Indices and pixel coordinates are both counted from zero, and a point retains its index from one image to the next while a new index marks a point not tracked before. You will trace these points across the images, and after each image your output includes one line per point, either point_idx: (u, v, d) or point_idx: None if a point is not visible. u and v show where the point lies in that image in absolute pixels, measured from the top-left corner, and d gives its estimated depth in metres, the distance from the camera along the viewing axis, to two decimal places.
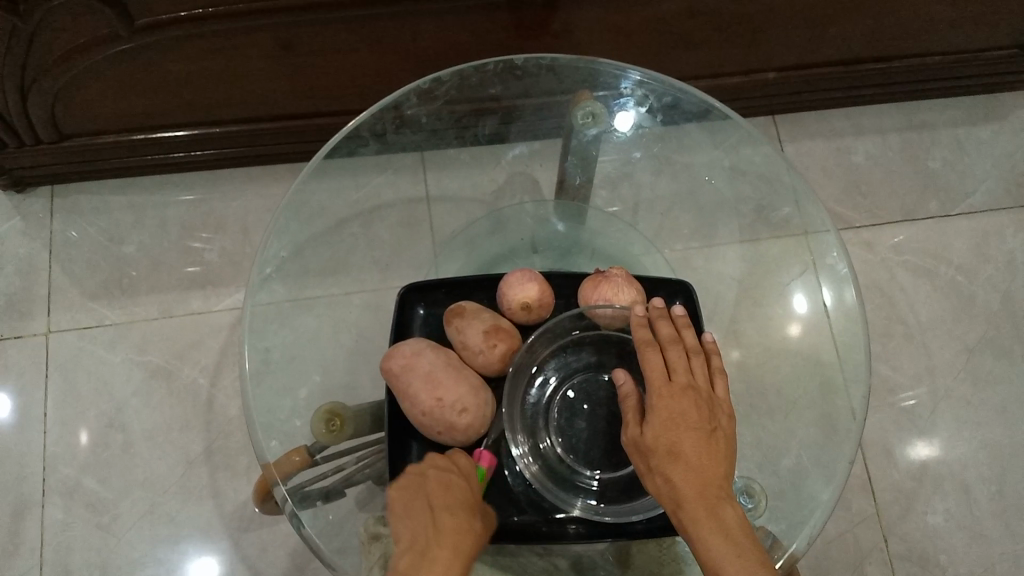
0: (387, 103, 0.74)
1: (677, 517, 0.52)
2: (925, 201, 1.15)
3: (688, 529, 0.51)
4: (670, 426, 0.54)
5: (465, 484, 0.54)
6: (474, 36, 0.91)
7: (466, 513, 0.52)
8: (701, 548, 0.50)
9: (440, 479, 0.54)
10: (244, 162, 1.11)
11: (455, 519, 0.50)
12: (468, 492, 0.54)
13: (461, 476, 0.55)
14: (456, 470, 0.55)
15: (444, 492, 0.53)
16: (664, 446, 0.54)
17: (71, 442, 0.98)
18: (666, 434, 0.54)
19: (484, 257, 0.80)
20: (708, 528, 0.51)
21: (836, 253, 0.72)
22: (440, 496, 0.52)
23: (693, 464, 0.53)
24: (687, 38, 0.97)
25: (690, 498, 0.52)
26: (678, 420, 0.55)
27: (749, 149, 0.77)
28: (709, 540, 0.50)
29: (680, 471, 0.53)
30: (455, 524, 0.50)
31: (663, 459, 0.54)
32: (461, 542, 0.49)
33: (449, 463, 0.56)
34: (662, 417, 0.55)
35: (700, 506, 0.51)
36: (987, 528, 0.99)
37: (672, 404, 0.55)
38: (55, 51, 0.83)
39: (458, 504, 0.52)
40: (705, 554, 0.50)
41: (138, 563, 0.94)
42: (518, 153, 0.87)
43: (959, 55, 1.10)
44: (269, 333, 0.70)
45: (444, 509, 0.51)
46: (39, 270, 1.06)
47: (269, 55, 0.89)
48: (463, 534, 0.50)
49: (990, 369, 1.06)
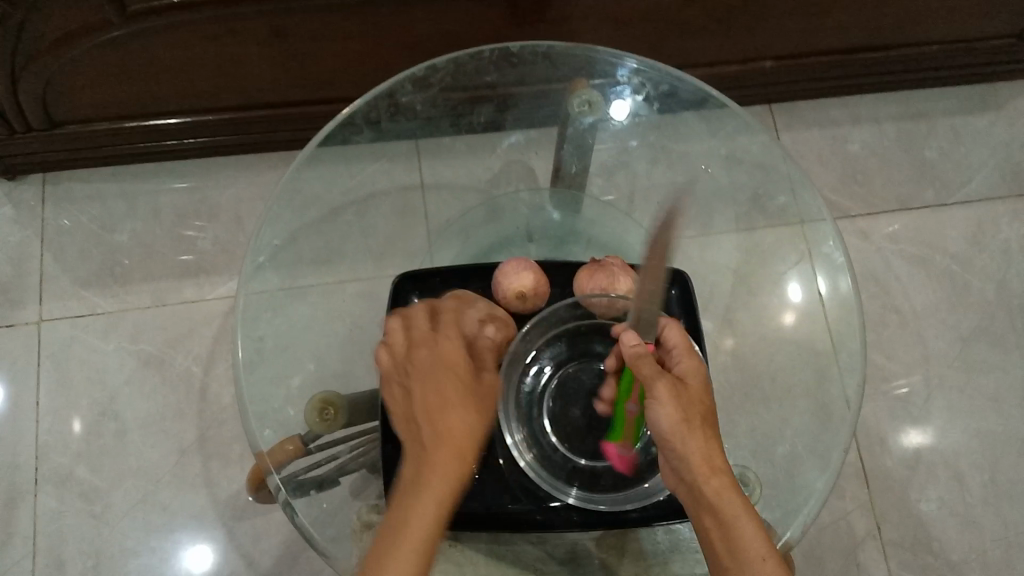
0: (382, 90, 0.74)
1: (712, 485, 0.51)
2: (921, 190, 1.15)
3: (722, 497, 0.50)
4: (700, 392, 0.55)
5: (453, 379, 0.55)
6: (468, 23, 0.90)
7: (455, 422, 0.53)
8: (738, 519, 0.50)
9: (444, 447, 0.52)
10: (237, 150, 1.10)
11: (424, 528, 0.49)
12: (458, 391, 0.55)
13: (468, 433, 0.53)
14: (464, 423, 0.54)
15: (434, 478, 0.51)
16: (697, 409, 0.53)
17: (64, 431, 0.98)
18: (698, 399, 0.54)
19: (478, 246, 0.80)
20: (743, 499, 0.51)
21: (832, 242, 0.73)
22: (427, 485, 0.51)
23: (716, 438, 0.54)
24: (683, 26, 0.96)
25: (721, 467, 0.52)
26: (704, 390, 0.55)
27: (745, 137, 0.77)
28: (746, 512, 0.50)
29: (711, 440, 0.53)
30: (432, 487, 0.51)
31: (698, 424, 0.53)
32: (428, 525, 0.50)
33: (459, 394, 0.55)
34: (692, 381, 0.55)
35: (730, 477, 0.52)
36: (979, 516, 0.99)
37: (698, 372, 0.56)
38: (46, 37, 0.82)
39: (448, 411, 0.54)
40: (739, 525, 0.50)
41: (132, 551, 0.94)
42: (514, 142, 0.85)
43: (956, 44, 1.10)
44: (262, 322, 0.69)
45: (424, 507, 0.50)
46: (30, 258, 1.05)
47: (261, 41, 0.88)
48: (448, 456, 0.52)
49: (984, 359, 1.06)
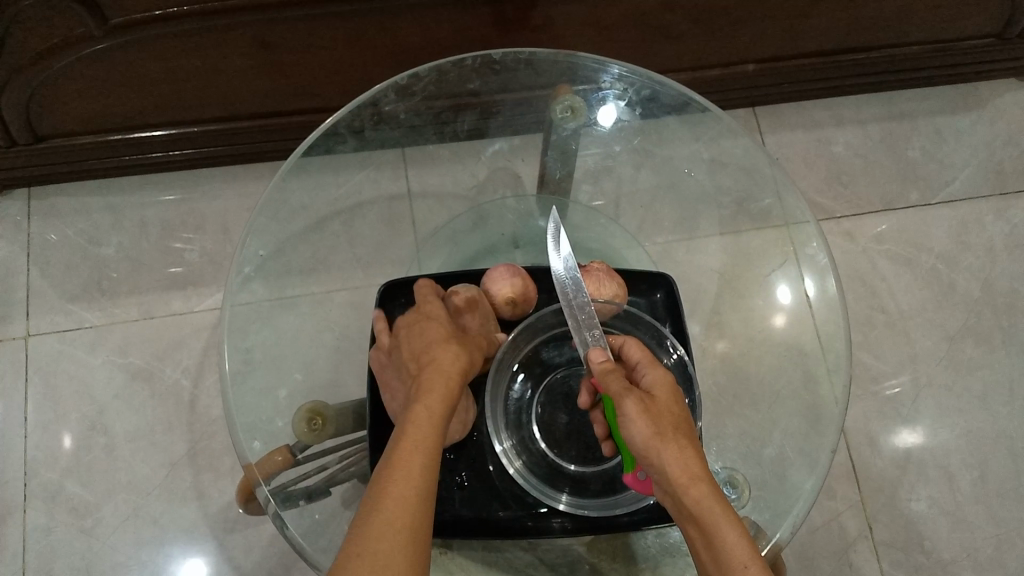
0: (364, 99, 0.75)
1: (693, 499, 0.48)
2: (905, 191, 1.15)
3: (705, 511, 0.48)
4: (669, 403, 0.53)
5: (435, 321, 0.60)
6: (452, 31, 0.91)
7: (443, 347, 0.58)
8: (725, 534, 0.47)
9: (431, 370, 0.55)
10: (223, 161, 1.10)
11: (426, 429, 0.51)
12: (440, 327, 0.60)
13: (455, 359, 0.57)
14: (451, 351, 0.57)
15: (430, 391, 0.53)
16: (669, 420, 0.51)
17: (53, 446, 0.97)
18: (667, 410, 0.52)
19: (465, 254, 0.80)
20: (730, 512, 0.48)
21: (815, 244, 0.73)
22: (423, 398, 0.53)
23: (697, 448, 0.51)
24: (666, 31, 0.97)
25: (702, 479, 0.49)
26: (676, 399, 0.53)
27: (729, 141, 0.77)
28: (733, 526, 0.48)
29: (690, 450, 0.50)
30: (426, 397, 0.53)
31: (671, 435, 0.50)
32: (427, 425, 0.51)
33: (439, 332, 0.59)
34: (661, 392, 0.53)
35: (715, 488, 0.49)
36: (969, 513, 1.00)
37: (666, 383, 0.54)
38: (28, 51, 0.81)
39: (434, 342, 0.58)
40: (727, 539, 0.47)
41: (123, 566, 0.93)
42: (498, 148, 0.86)
43: (937, 45, 1.11)
44: (250, 333, 0.69)
45: (423, 414, 0.52)
46: (17, 273, 1.04)
47: (245, 52, 0.88)
48: (439, 372, 0.55)
49: (971, 357, 1.07)
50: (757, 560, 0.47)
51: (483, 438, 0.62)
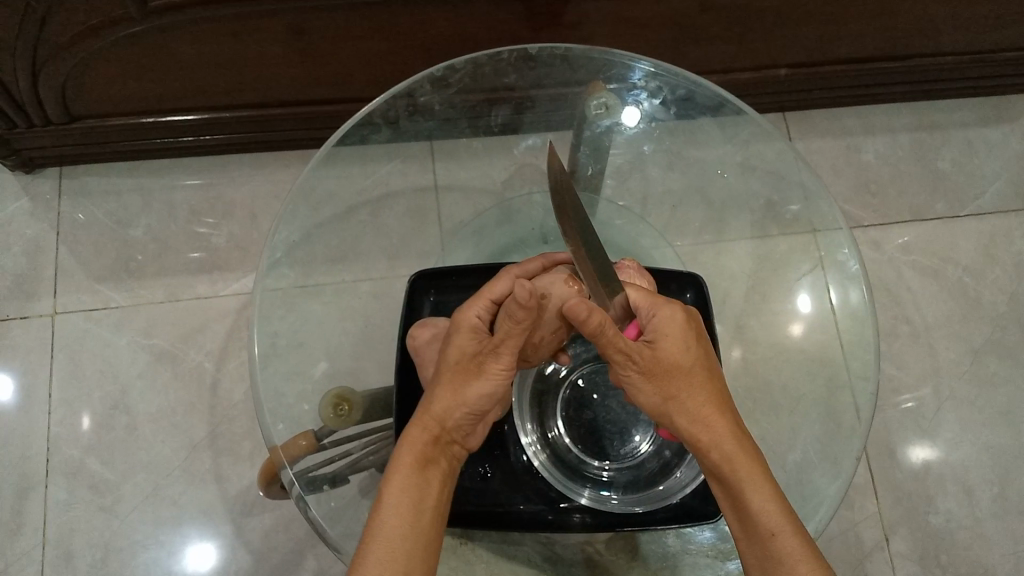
0: (401, 90, 0.74)
1: (715, 460, 0.49)
2: (933, 202, 1.15)
3: (728, 469, 0.49)
4: (676, 354, 0.50)
5: (459, 344, 0.52)
6: (486, 25, 0.91)
7: (444, 388, 0.51)
8: (751, 495, 0.48)
9: (421, 419, 0.50)
10: (252, 148, 1.11)
11: (396, 514, 0.47)
12: (458, 353, 0.51)
13: (451, 405, 0.50)
14: (447, 393, 0.50)
15: (396, 466, 0.49)
16: (677, 377, 0.50)
17: (75, 423, 0.98)
18: (677, 363, 0.50)
19: (492, 247, 0.80)
20: (754, 469, 0.49)
21: (847, 250, 0.73)
22: (398, 468, 0.48)
23: (713, 401, 0.51)
24: (699, 32, 0.96)
25: (720, 436, 0.50)
26: (688, 346, 0.51)
27: (761, 144, 0.77)
28: (758, 483, 0.48)
29: (703, 407, 0.51)
30: (403, 464, 0.49)
31: (681, 394, 0.50)
32: (402, 504, 0.47)
33: (451, 364, 0.51)
34: (669, 341, 0.51)
35: (736, 444, 0.49)
36: (987, 529, 0.99)
37: (673, 328, 0.51)
38: (68, 32, 0.82)
39: (444, 376, 0.51)
40: (754, 500, 0.48)
41: (140, 545, 0.94)
42: (531, 144, 0.81)
43: (974, 56, 1.09)
44: (277, 317, 0.70)
45: (395, 489, 0.48)
46: (46, 252, 1.06)
47: (281, 40, 0.89)
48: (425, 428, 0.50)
49: (995, 371, 1.06)
50: (787, 518, 0.48)
51: (508, 430, 0.63)
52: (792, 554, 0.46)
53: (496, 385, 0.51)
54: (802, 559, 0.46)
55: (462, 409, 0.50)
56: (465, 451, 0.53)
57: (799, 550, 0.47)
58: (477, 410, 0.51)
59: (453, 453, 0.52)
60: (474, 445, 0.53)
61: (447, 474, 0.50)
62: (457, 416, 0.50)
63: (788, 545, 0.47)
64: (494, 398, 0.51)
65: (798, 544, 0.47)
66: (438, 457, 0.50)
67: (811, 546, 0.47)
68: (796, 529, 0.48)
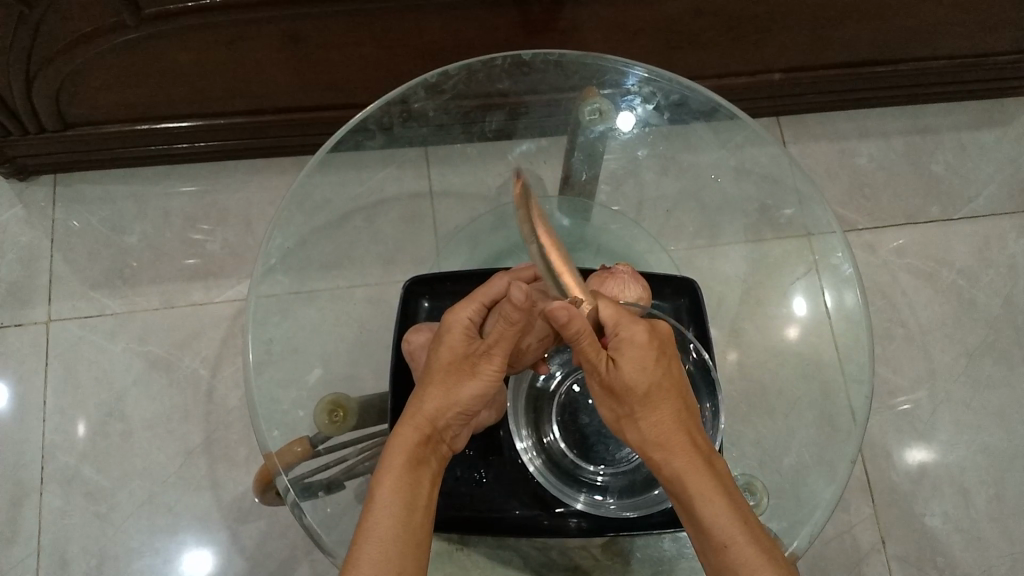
0: (394, 97, 0.74)
1: (668, 477, 0.49)
2: (928, 205, 1.15)
3: (681, 486, 0.49)
4: (637, 371, 0.50)
5: (449, 343, 0.51)
6: (480, 31, 0.91)
7: (435, 388, 0.50)
8: (705, 511, 0.47)
9: (410, 421, 0.49)
10: (247, 154, 1.11)
11: (388, 519, 0.47)
12: (449, 353, 0.51)
13: (443, 405, 0.50)
14: (437, 394, 0.50)
15: (389, 467, 0.48)
16: (632, 396, 0.50)
17: (70, 431, 0.98)
18: (637, 380, 0.50)
19: (487, 253, 0.79)
20: (707, 485, 0.48)
21: (840, 253, 0.73)
22: (389, 472, 0.48)
23: (669, 418, 0.50)
24: (693, 37, 0.97)
25: (678, 451, 0.49)
26: (643, 363, 0.50)
27: (754, 148, 0.77)
28: (714, 498, 0.48)
29: (661, 423, 0.50)
30: (395, 467, 0.48)
31: (639, 411, 0.51)
32: (394, 507, 0.47)
33: (442, 364, 0.51)
34: (626, 358, 0.50)
35: (693, 461, 0.49)
36: (984, 530, 0.99)
37: (635, 347, 0.50)
38: (62, 40, 0.82)
39: (434, 377, 0.51)
40: (706, 516, 0.47)
41: (136, 553, 0.94)
42: (524, 150, 0.81)
43: (966, 60, 1.10)
44: (271, 324, 0.70)
45: (388, 491, 0.47)
46: (41, 259, 1.06)
47: (276, 46, 0.89)
48: (416, 429, 0.49)
49: (990, 374, 1.06)
50: (742, 531, 0.47)
51: (503, 435, 0.63)
52: (749, 565, 0.46)
53: (490, 385, 0.51)
54: (758, 568, 0.46)
55: (455, 409, 0.50)
56: (452, 449, 0.53)
57: (754, 562, 0.46)
58: (467, 411, 0.51)
59: (442, 453, 0.51)
60: (460, 444, 0.53)
61: (436, 474, 0.50)
62: (449, 416, 0.50)
63: (745, 556, 0.46)
64: (486, 398, 0.51)
65: (755, 556, 0.46)
66: (429, 457, 0.50)
67: (768, 557, 0.46)
68: (753, 542, 0.47)
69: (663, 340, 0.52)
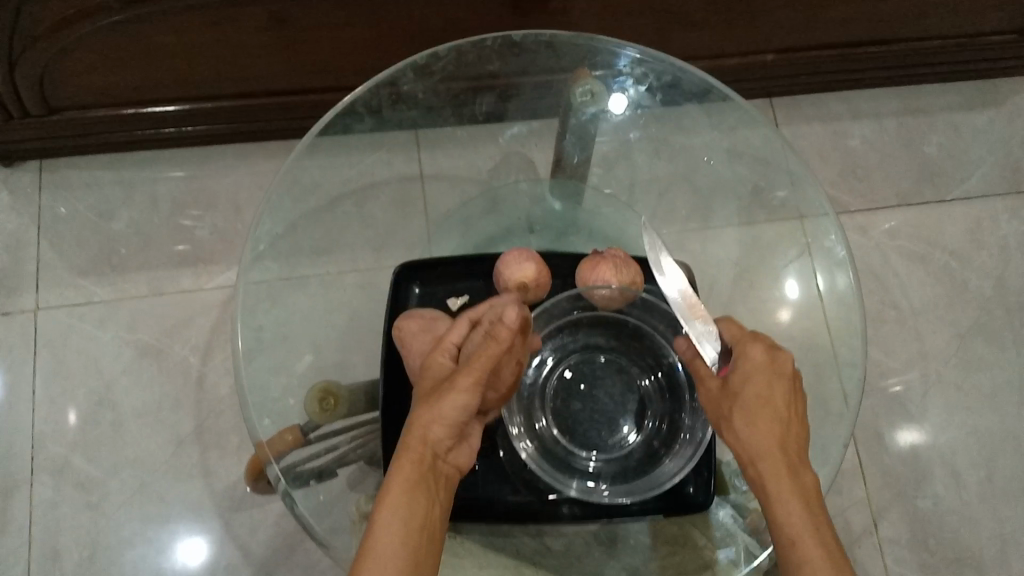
0: (383, 79, 0.72)
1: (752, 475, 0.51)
2: (920, 187, 1.15)
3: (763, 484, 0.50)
4: (743, 379, 0.53)
5: (432, 371, 0.53)
6: (470, 12, 0.90)
7: (423, 409, 0.50)
8: (779, 509, 0.49)
9: (404, 443, 0.50)
10: (235, 139, 1.10)
11: (389, 540, 0.46)
12: (433, 377, 0.52)
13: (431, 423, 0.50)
14: (424, 414, 0.50)
15: (389, 489, 0.48)
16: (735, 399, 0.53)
17: (60, 420, 0.97)
18: (741, 388, 0.53)
19: (479, 236, 0.78)
20: (788, 489, 0.49)
21: (834, 236, 0.72)
22: (388, 494, 0.48)
23: (769, 422, 0.52)
24: (685, 18, 0.96)
25: (772, 456, 0.51)
26: (756, 374, 0.53)
27: (745, 128, 0.75)
28: (790, 500, 0.49)
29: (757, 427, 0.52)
30: (392, 489, 0.48)
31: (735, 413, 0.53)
32: (394, 527, 0.46)
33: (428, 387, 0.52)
34: (739, 369, 0.54)
35: (784, 468, 0.50)
36: (974, 511, 1.00)
37: (751, 363, 0.54)
38: (44, 22, 0.80)
39: (422, 400, 0.51)
40: (781, 516, 0.49)
41: (128, 542, 0.93)
42: (516, 133, 0.81)
43: (960, 39, 1.09)
44: (260, 311, 0.69)
45: (388, 512, 0.47)
46: (26, 246, 1.04)
47: (261, 28, 0.87)
48: (410, 451, 0.49)
49: (982, 355, 1.07)
50: (812, 535, 0.48)
51: (496, 423, 0.62)
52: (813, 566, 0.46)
53: (474, 397, 0.50)
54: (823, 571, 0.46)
55: (445, 424, 0.50)
56: (456, 467, 0.52)
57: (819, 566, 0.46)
58: (456, 425, 0.50)
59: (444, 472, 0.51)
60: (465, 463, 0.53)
61: (439, 492, 0.49)
62: (440, 432, 0.50)
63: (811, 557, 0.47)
64: (471, 409, 0.50)
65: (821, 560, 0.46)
66: (429, 476, 0.49)
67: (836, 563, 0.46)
68: (825, 551, 0.47)
69: (779, 363, 0.54)
